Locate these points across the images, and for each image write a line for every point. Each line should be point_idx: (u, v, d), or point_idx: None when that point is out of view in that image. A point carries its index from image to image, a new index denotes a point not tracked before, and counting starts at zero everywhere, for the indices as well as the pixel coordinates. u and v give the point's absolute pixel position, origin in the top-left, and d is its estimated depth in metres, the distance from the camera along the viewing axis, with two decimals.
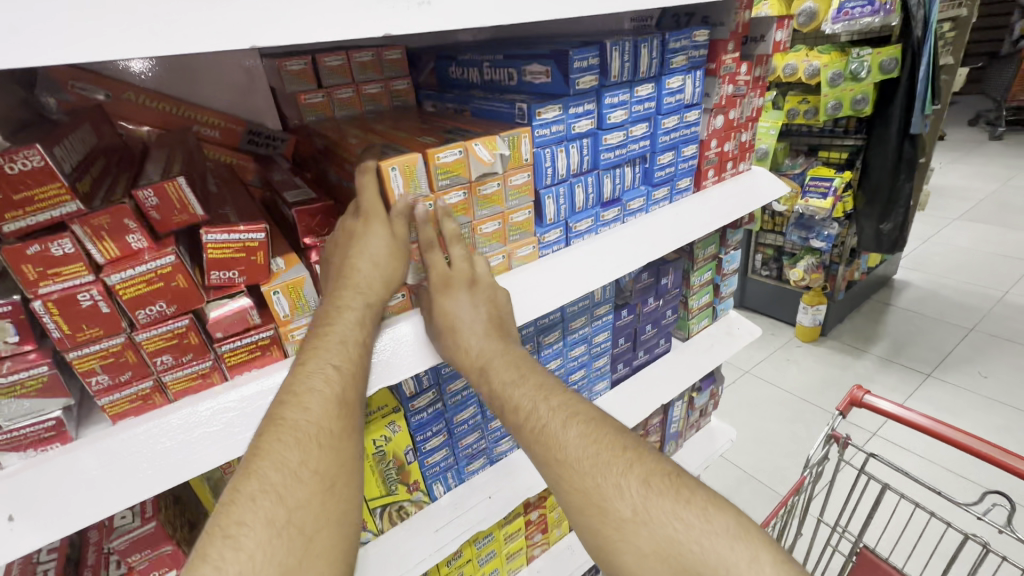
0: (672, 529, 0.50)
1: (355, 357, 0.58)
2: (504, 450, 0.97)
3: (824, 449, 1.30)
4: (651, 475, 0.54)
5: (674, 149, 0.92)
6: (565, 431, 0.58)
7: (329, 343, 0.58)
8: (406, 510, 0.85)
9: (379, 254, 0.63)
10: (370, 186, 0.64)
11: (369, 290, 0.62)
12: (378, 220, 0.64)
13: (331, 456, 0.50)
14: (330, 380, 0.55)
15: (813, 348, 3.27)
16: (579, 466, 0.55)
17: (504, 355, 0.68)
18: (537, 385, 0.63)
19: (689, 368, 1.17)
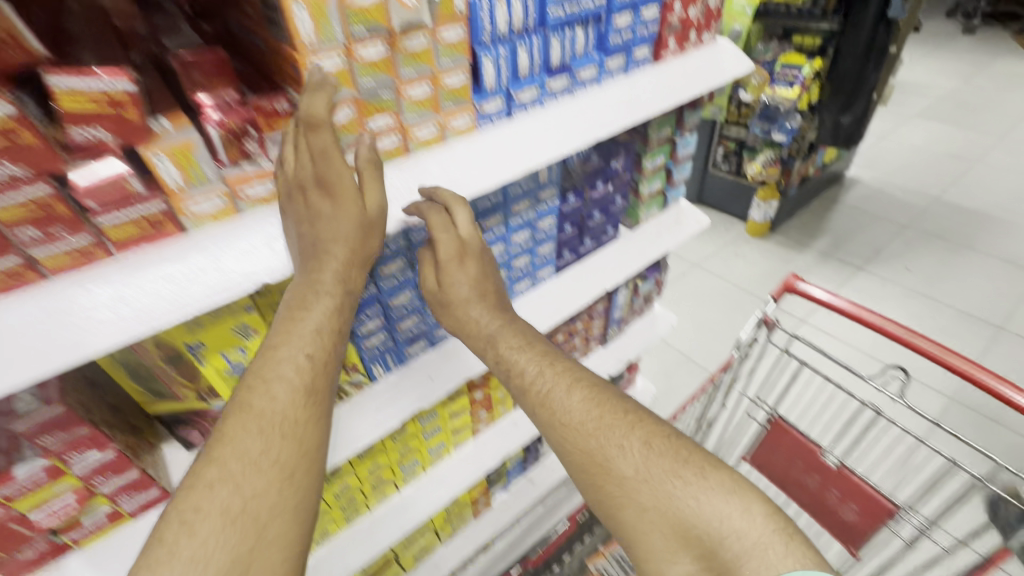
0: (671, 485, 0.58)
1: (328, 344, 0.58)
2: (445, 332, 0.96)
3: (754, 331, 1.37)
4: (652, 438, 0.62)
5: (632, 9, 0.82)
6: (571, 397, 0.67)
7: (303, 330, 0.57)
8: (345, 390, 0.86)
9: (345, 230, 0.59)
10: (318, 144, 0.57)
11: (338, 277, 0.59)
12: (345, 195, 0.59)
13: (293, 445, 0.51)
14: (301, 370, 0.55)
15: (760, 243, 3.39)
16: (582, 427, 0.64)
17: (511, 329, 0.75)
18: (544, 355, 0.72)
19: (635, 255, 1.17)
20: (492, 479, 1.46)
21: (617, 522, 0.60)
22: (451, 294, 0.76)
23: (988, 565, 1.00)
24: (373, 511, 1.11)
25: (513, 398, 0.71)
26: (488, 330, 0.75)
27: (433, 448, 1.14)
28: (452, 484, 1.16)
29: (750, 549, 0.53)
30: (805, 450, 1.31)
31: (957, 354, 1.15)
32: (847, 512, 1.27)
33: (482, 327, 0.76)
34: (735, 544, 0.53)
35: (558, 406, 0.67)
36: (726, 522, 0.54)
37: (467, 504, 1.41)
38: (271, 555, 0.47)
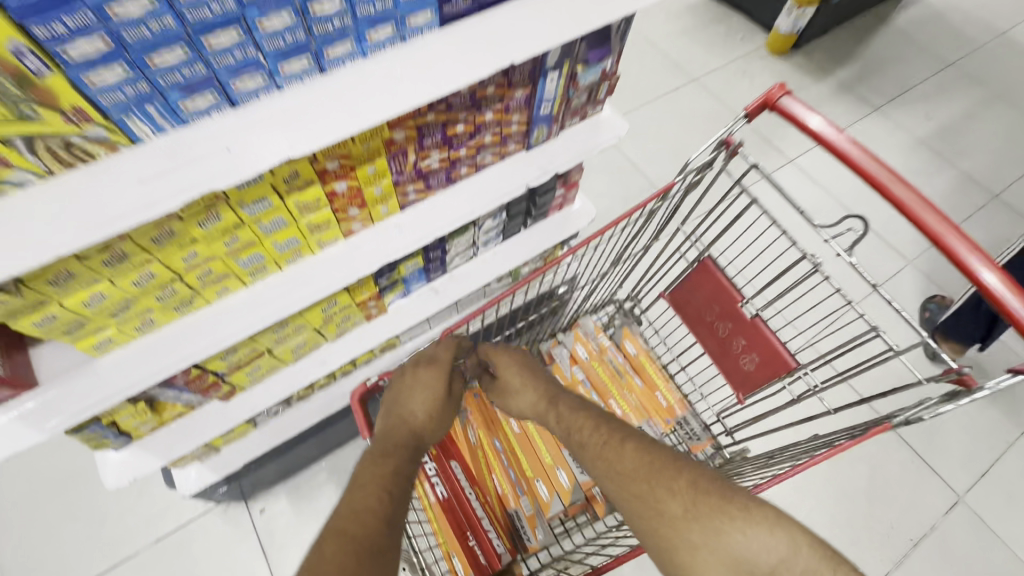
0: (716, 518, 0.74)
1: (393, 468, 0.86)
2: (251, 90, 0.68)
3: (711, 155, 1.12)
4: (697, 479, 0.78)
5: None
6: (623, 447, 0.86)
7: (377, 462, 0.87)
8: (82, 148, 0.62)
9: (428, 394, 1.03)
10: (441, 350, 1.10)
11: (416, 429, 0.98)
12: (435, 378, 1.05)
13: (361, 535, 0.73)
14: (380, 485, 0.81)
15: (775, 63, 2.85)
16: (635, 473, 0.81)
17: (573, 407, 0.98)
18: (599, 423, 0.92)
19: (565, 13, 0.81)
20: (385, 287, 1.33)
21: (674, 559, 0.75)
22: (506, 379, 1.11)
23: (864, 433, 0.91)
24: (217, 304, 0.99)
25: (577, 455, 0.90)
26: (542, 402, 1.05)
27: (281, 245, 0.95)
28: (314, 286, 1.03)
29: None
30: (723, 295, 1.20)
31: (935, 210, 0.92)
32: (746, 362, 1.20)
33: (529, 407, 1.07)
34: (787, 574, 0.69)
35: (614, 459, 0.84)
36: (768, 549, 0.71)
37: (354, 306, 1.29)
38: None
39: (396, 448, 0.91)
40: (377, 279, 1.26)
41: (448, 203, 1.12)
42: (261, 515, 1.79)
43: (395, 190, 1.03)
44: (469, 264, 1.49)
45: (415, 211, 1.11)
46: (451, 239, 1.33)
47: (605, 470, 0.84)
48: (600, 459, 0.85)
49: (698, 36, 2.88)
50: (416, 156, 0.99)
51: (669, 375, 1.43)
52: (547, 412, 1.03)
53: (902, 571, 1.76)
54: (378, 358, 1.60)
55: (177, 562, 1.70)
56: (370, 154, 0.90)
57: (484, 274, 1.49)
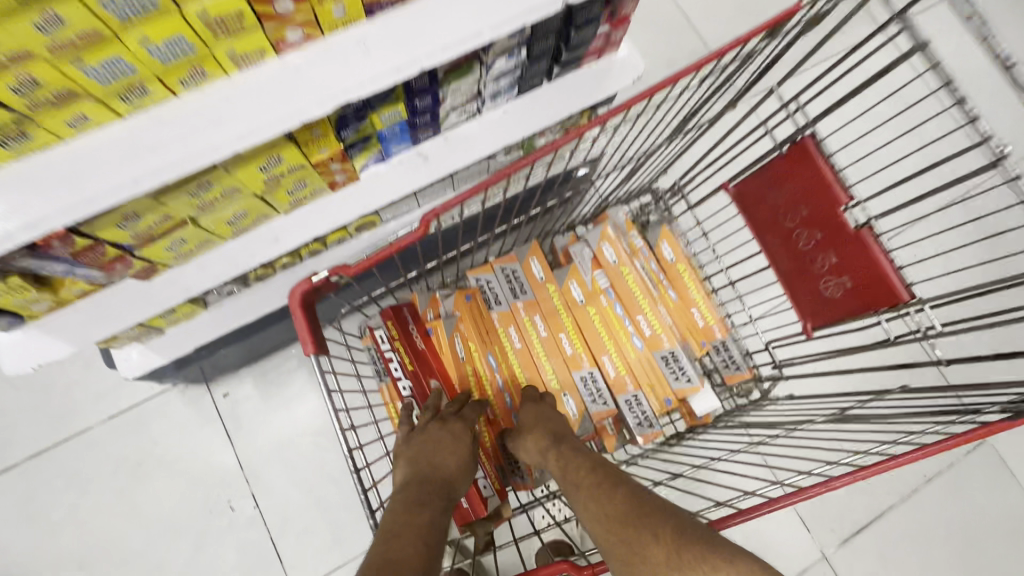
0: (699, 568, 0.62)
1: (425, 519, 0.68)
2: None
3: None
4: (682, 524, 0.67)
5: None
6: (614, 490, 0.75)
7: (407, 506, 0.70)
8: None
9: (462, 448, 0.82)
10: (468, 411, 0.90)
11: (449, 479, 0.78)
12: (464, 430, 0.85)
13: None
14: (416, 535, 0.65)
15: None
16: (622, 520, 0.70)
17: (577, 447, 0.85)
18: (592, 462, 0.81)
19: None
20: (352, 145, 0.97)
21: None
22: (526, 419, 0.91)
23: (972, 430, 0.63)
24: (75, 141, 0.65)
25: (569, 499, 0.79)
26: (545, 440, 0.87)
27: (160, 50, 0.58)
28: (231, 128, 0.67)
29: None
30: (820, 194, 0.87)
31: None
32: (829, 288, 0.90)
33: (534, 449, 0.87)
34: None
35: (600, 498, 0.74)
36: None
37: (310, 169, 0.94)
38: None
39: (427, 494, 0.73)
40: (340, 132, 0.91)
41: (441, 14, 0.72)
42: (224, 400, 1.60)
43: None
44: (471, 125, 1.11)
45: (392, 22, 0.71)
46: (447, 82, 0.94)
47: (588, 512, 0.74)
48: (588, 505, 0.75)
49: None
50: None
51: (711, 291, 1.15)
52: (547, 451, 0.86)
53: (907, 505, 1.66)
54: (353, 239, 1.27)
55: (133, 440, 1.55)
56: None
57: (488, 140, 1.11)
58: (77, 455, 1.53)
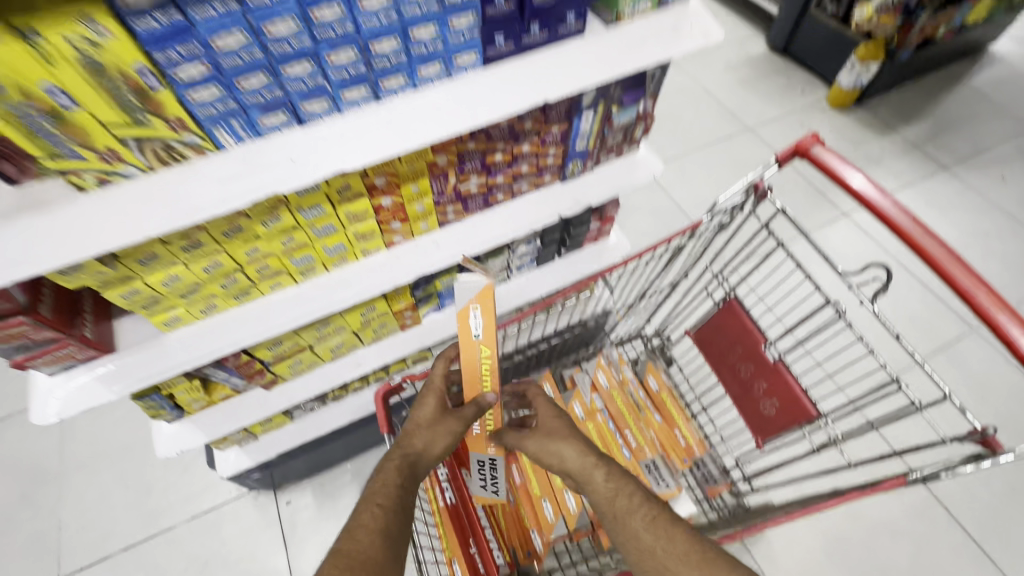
0: None
1: (389, 493, 0.80)
2: (317, 112, 0.80)
3: (740, 198, 1.14)
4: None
5: None
6: (675, 527, 0.79)
7: (378, 483, 0.82)
8: (178, 152, 0.74)
9: (434, 418, 0.93)
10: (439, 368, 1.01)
11: (420, 442, 0.90)
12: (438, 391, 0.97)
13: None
14: (373, 514, 0.75)
15: (835, 117, 2.86)
16: (687, 562, 0.74)
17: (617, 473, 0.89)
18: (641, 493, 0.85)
19: (595, 62, 0.90)
20: (421, 298, 1.42)
21: None
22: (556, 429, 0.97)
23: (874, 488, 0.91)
24: (268, 297, 1.10)
25: (616, 523, 0.83)
26: (587, 461, 0.91)
27: (330, 248, 1.06)
28: (355, 288, 1.13)
29: None
30: (747, 337, 1.21)
31: (965, 265, 0.96)
32: (767, 407, 1.18)
33: (579, 464, 0.92)
34: None
35: (661, 536, 0.78)
36: None
37: (390, 314, 1.39)
38: None
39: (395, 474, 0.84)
40: (414, 290, 1.36)
41: (482, 225, 1.20)
42: (286, 507, 1.86)
43: (436, 209, 1.13)
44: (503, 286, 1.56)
45: (453, 229, 1.20)
46: (487, 260, 1.41)
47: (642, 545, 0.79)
48: (643, 536, 0.79)
49: (756, 89, 2.95)
50: (456, 180, 1.08)
51: (690, 415, 1.42)
52: (598, 469, 0.90)
53: None
54: (409, 368, 1.66)
55: (206, 540, 1.80)
56: (414, 173, 1.00)
57: (516, 298, 1.55)
58: (158, 551, 1.79)
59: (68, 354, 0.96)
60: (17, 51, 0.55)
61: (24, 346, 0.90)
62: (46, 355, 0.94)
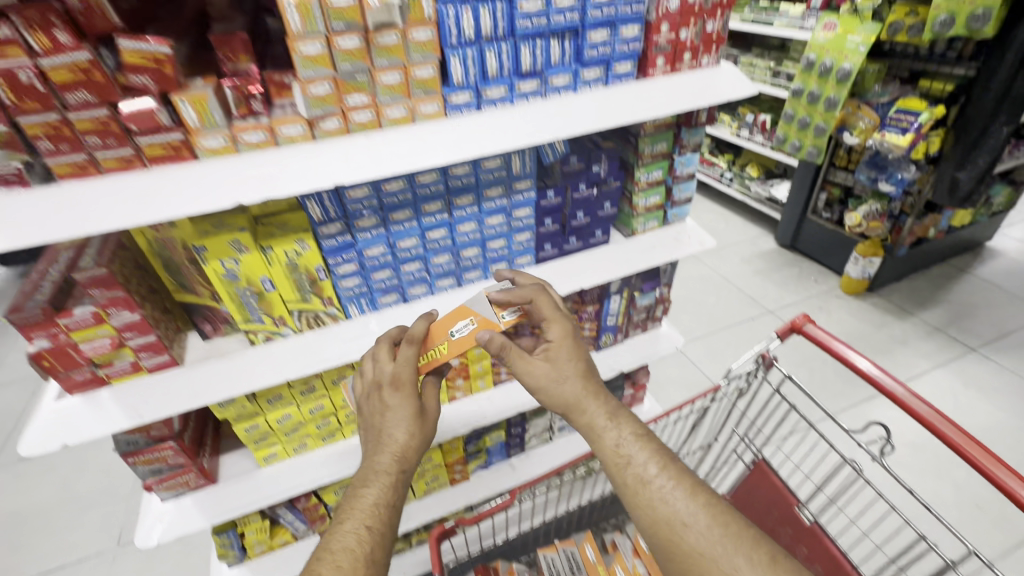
0: None
1: (382, 517, 0.78)
2: (419, 294, 1.11)
3: (752, 365, 1.33)
4: (776, 554, 0.71)
5: (610, 26, 0.92)
6: (694, 500, 0.77)
7: (366, 503, 0.79)
8: (322, 319, 1.05)
9: (409, 415, 0.88)
10: (402, 353, 0.93)
11: (395, 444, 0.86)
12: (413, 384, 0.91)
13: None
14: (362, 539, 0.74)
15: (851, 302, 3.11)
16: (707, 537, 0.73)
17: (624, 427, 0.85)
18: (654, 453, 0.82)
19: (618, 262, 1.22)
20: (472, 452, 1.57)
21: None
22: (563, 369, 0.90)
23: None
24: (347, 440, 1.30)
25: (625, 487, 0.80)
26: (602, 414, 0.87)
27: None
28: None
29: None
30: (781, 498, 1.26)
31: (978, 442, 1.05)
32: None
33: (594, 411, 0.87)
34: None
35: (683, 510, 0.76)
36: None
37: (443, 466, 1.53)
38: None
39: (385, 493, 0.81)
40: (467, 444, 1.52)
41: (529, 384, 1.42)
42: None
43: (492, 369, 1.37)
44: (545, 445, 1.70)
45: (506, 387, 1.42)
46: (532, 418, 1.59)
47: (658, 516, 0.76)
48: (659, 507, 0.76)
49: (772, 278, 3.31)
50: None
51: None
52: (608, 432, 0.85)
53: None
54: None
55: None
56: None
57: (559, 457, 1.67)
58: None
59: (185, 481, 1.15)
60: (256, 258, 0.90)
61: (157, 470, 1.10)
62: (169, 480, 1.13)
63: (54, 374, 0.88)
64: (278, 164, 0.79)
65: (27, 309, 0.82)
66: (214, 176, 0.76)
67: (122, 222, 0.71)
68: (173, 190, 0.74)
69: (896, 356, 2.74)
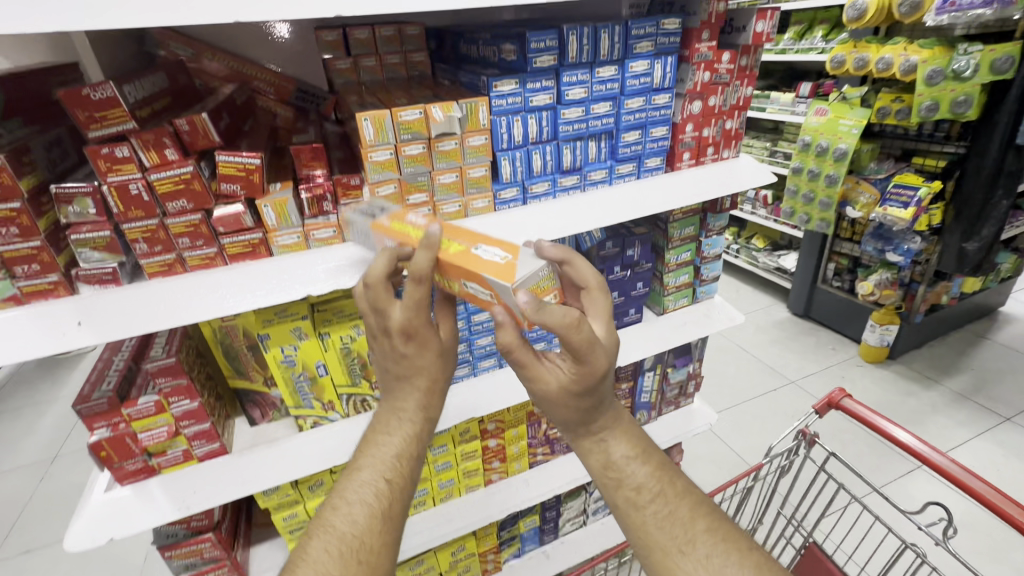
0: None
1: (403, 470, 0.72)
2: (461, 375, 1.13)
3: (792, 442, 1.31)
4: None
5: (642, 128, 1.01)
6: (694, 526, 0.70)
7: (383, 453, 0.72)
8: (369, 402, 1.06)
9: (426, 363, 0.73)
10: (411, 295, 0.67)
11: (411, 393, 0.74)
12: (429, 333, 0.71)
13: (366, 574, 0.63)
14: (379, 494, 0.69)
15: (873, 370, 3.08)
16: (706, 567, 0.67)
17: (630, 437, 0.76)
18: (658, 469, 0.75)
19: (653, 340, 1.24)
20: (505, 539, 1.50)
21: None
22: (588, 389, 0.70)
23: None
24: None
25: (619, 505, 0.74)
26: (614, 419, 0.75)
27: (443, 482, 1.26)
28: (456, 524, 1.26)
29: None
30: None
31: None
32: None
33: (604, 424, 0.75)
34: None
35: (682, 538, 0.69)
36: None
37: (476, 555, 1.46)
38: None
39: (407, 445, 0.73)
40: (500, 530, 1.46)
41: (566, 466, 1.39)
42: None
43: (528, 449, 1.35)
44: (579, 530, 1.62)
45: (541, 468, 1.38)
46: (566, 501, 1.54)
47: (652, 542, 0.71)
48: (653, 532, 0.70)
49: (790, 347, 3.30)
50: (547, 425, 1.34)
51: None
52: (612, 443, 0.75)
53: None
54: None
55: None
56: (517, 419, 1.27)
57: (594, 544, 1.59)
58: None
59: None
60: (314, 345, 0.93)
61: (191, 565, 1.06)
62: None
63: (108, 465, 0.88)
64: (343, 259, 0.85)
65: (94, 400, 0.85)
66: (288, 271, 0.82)
67: (205, 316, 0.76)
68: (248, 286, 0.79)
69: (928, 427, 2.67)
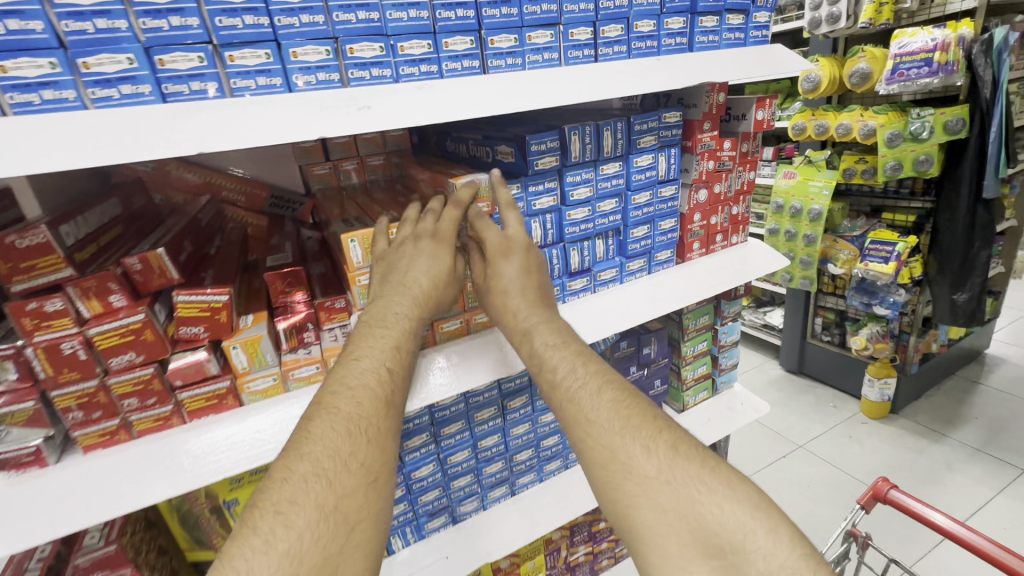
0: (696, 489, 0.52)
1: (405, 360, 0.64)
2: (467, 510, 0.97)
3: (843, 546, 1.16)
4: (678, 441, 0.57)
5: (650, 222, 0.95)
6: (599, 396, 0.62)
7: (381, 344, 0.63)
8: None
9: (438, 267, 0.70)
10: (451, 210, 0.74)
11: (412, 286, 0.68)
12: (451, 232, 0.73)
13: (378, 449, 0.55)
14: (382, 379, 0.60)
15: (879, 427, 2.98)
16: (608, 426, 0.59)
17: (548, 321, 0.71)
18: (574, 351, 0.67)
19: None
20: None
21: (631, 522, 0.54)
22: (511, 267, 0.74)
23: None
24: None
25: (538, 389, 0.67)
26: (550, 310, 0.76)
27: None
28: None
29: (778, 570, 0.46)
30: None
31: None
32: None
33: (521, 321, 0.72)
34: (761, 562, 0.47)
35: (587, 404, 0.61)
36: (750, 536, 0.48)
37: None
38: (356, 558, 0.48)
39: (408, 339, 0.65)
40: None
41: None
42: None
43: None
44: None
45: None
46: None
47: (566, 415, 0.63)
48: (564, 406, 0.63)
49: (791, 408, 3.19)
50: (567, 550, 1.16)
51: None
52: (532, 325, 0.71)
53: None
54: None
55: None
56: (533, 549, 1.09)
57: None
58: None
59: None
60: None
61: None
62: None
63: None
64: None
65: None
66: (263, 423, 0.67)
67: (164, 494, 0.60)
68: (218, 449, 0.64)
69: (948, 486, 2.53)
